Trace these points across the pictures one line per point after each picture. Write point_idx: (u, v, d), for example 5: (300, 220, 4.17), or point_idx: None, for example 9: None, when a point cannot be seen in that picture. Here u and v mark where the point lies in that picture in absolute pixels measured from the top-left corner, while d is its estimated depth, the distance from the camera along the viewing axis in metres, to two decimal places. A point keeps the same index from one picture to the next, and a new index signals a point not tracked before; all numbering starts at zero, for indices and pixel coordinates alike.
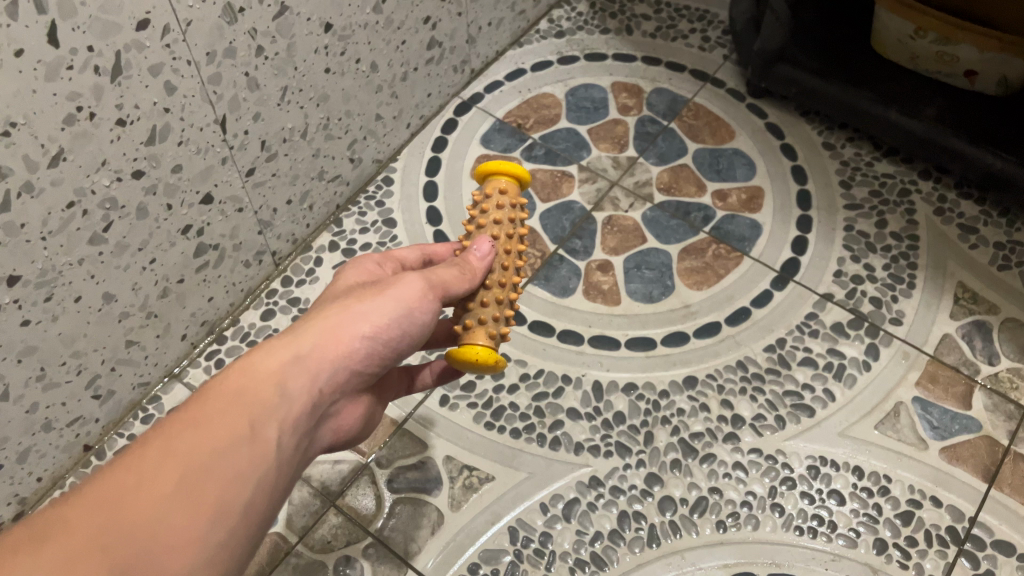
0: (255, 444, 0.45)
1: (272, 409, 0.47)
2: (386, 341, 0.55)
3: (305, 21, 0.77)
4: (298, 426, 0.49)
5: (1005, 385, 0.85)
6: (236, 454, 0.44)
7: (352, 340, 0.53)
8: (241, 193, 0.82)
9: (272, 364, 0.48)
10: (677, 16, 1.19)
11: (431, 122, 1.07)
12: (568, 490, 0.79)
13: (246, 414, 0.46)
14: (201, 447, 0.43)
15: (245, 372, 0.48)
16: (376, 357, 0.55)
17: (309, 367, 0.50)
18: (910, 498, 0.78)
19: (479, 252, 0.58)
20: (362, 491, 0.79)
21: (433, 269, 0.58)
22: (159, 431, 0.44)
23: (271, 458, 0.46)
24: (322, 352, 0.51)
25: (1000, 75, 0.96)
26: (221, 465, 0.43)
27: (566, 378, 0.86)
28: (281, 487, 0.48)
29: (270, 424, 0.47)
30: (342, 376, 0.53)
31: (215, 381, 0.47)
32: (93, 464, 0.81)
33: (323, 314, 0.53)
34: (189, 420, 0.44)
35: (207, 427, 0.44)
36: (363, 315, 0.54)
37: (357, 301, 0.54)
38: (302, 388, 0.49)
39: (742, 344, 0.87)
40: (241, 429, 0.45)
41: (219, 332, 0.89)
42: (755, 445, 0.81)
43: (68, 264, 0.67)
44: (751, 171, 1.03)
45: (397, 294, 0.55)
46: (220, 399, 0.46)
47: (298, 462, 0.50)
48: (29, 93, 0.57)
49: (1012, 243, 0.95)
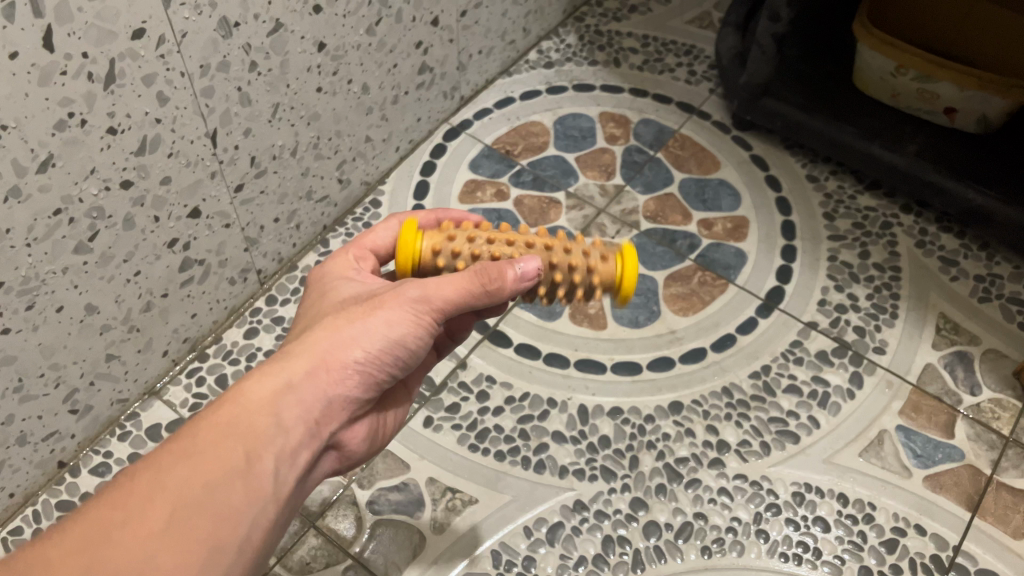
0: (250, 478, 0.44)
1: (267, 438, 0.46)
2: (380, 366, 0.52)
3: (299, 39, 0.78)
4: (296, 456, 0.47)
5: (987, 415, 0.86)
6: (231, 489, 0.43)
7: (344, 368, 0.50)
8: (229, 209, 0.82)
9: (264, 394, 0.47)
10: (664, 50, 1.22)
11: (420, 147, 1.07)
12: (552, 514, 0.78)
13: (241, 445, 0.45)
14: (194, 481, 0.42)
15: (237, 402, 0.46)
16: (372, 383, 0.53)
17: (303, 394, 0.48)
18: (894, 526, 0.78)
19: (522, 274, 0.54)
20: (342, 513, 0.78)
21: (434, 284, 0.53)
22: (150, 463, 0.42)
23: (268, 490, 0.45)
24: (317, 379, 0.49)
25: (979, 113, 0.99)
26: (216, 499, 0.42)
27: (552, 401, 0.85)
28: (280, 517, 0.47)
29: (265, 456, 0.45)
30: (339, 402, 0.51)
31: (207, 411, 0.46)
32: (67, 481, 0.79)
33: (314, 336, 0.51)
34: (181, 451, 0.43)
35: (200, 459, 0.43)
36: (354, 341, 0.51)
37: (348, 323, 0.52)
38: (296, 416, 0.48)
39: (728, 370, 0.88)
40: (235, 460, 0.44)
41: (201, 350, 0.88)
42: (740, 471, 0.81)
43: (52, 273, 0.67)
44: (736, 201, 1.04)
45: (389, 318, 0.52)
46: (212, 431, 0.45)
47: (296, 490, 0.49)
48: (22, 97, 0.57)
49: (992, 276, 0.97)
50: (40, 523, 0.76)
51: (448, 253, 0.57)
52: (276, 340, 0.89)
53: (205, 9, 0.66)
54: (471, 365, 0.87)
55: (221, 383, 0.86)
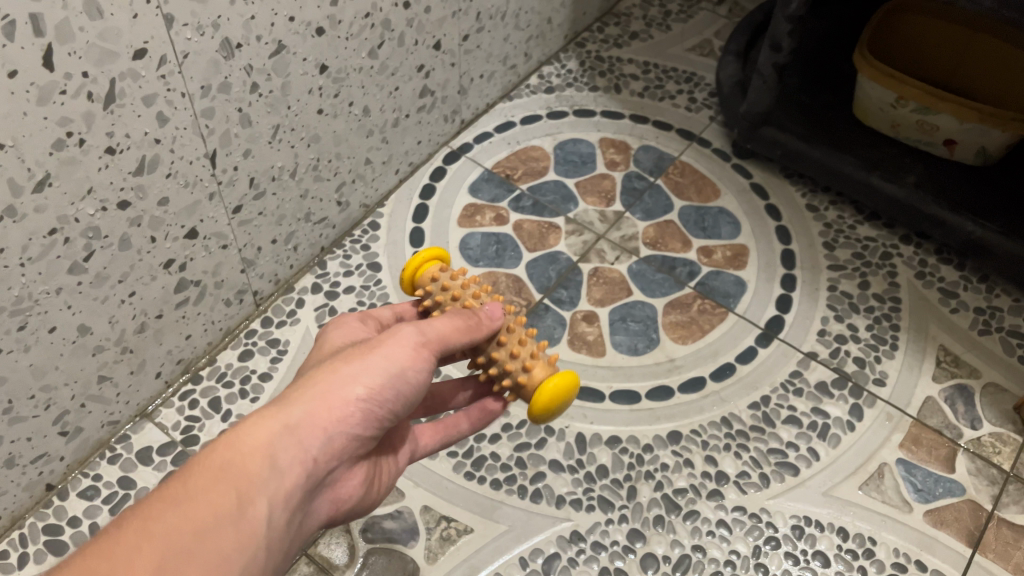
0: (240, 526, 0.42)
1: (261, 483, 0.44)
2: (383, 402, 0.51)
3: (301, 61, 0.77)
4: (290, 501, 0.45)
5: (988, 449, 0.85)
6: (219, 536, 0.41)
7: (345, 404, 0.49)
8: (227, 230, 0.81)
9: (260, 439, 0.45)
10: (665, 77, 1.22)
11: (420, 169, 1.07)
12: (549, 545, 0.77)
13: (232, 491, 0.43)
14: (182, 528, 0.40)
15: (231, 445, 0.44)
16: (376, 421, 0.51)
17: (301, 436, 0.47)
18: (895, 562, 0.77)
19: (490, 313, 0.58)
20: (335, 541, 0.76)
21: (428, 325, 0.55)
22: (138, 509, 0.41)
23: (258, 538, 0.43)
24: (317, 419, 0.48)
25: (978, 145, 0.99)
26: (202, 547, 0.40)
27: (550, 429, 0.84)
28: (271, 564, 0.45)
29: (258, 502, 0.43)
30: (340, 444, 0.49)
31: (202, 452, 0.44)
32: (55, 504, 0.77)
33: (314, 378, 0.50)
34: (170, 496, 0.41)
35: (190, 504, 0.41)
36: (354, 376, 0.50)
37: (348, 362, 0.51)
38: (293, 461, 0.46)
39: (727, 401, 0.87)
40: (226, 508, 0.42)
41: (195, 372, 0.87)
42: (739, 503, 0.80)
43: (45, 293, 0.66)
44: (736, 229, 1.04)
45: (389, 352, 0.52)
46: (205, 475, 0.43)
47: (290, 540, 0.47)
48: (19, 115, 0.56)
49: (992, 308, 0.96)
50: (26, 547, 0.75)
51: (442, 284, 0.61)
52: (271, 364, 0.88)
53: (208, 30, 0.66)
54: None
55: (214, 406, 0.85)
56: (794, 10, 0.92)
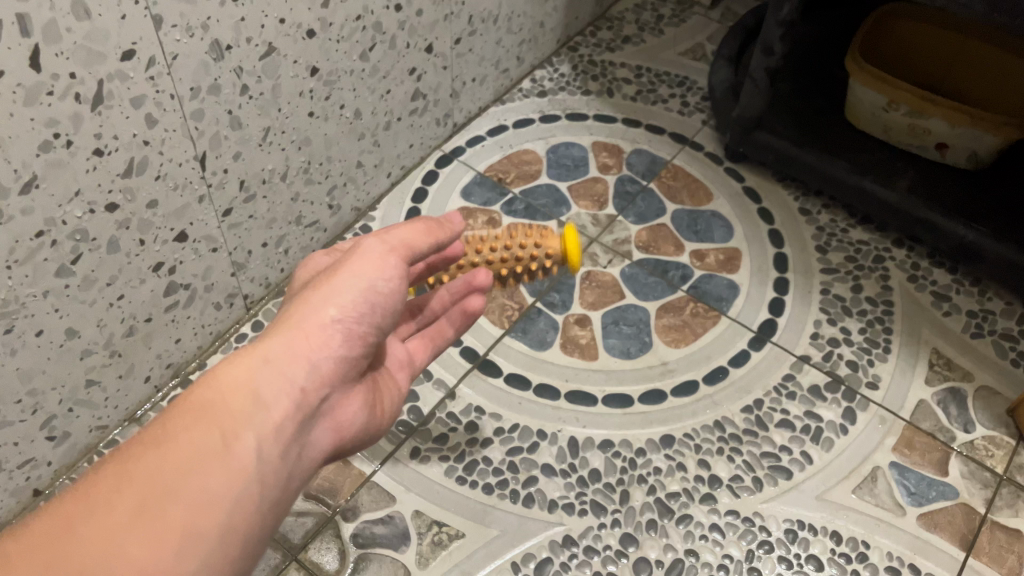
0: (229, 457, 0.42)
1: (245, 418, 0.44)
2: (360, 321, 0.50)
3: (292, 63, 0.77)
4: (282, 431, 0.45)
5: (981, 453, 0.85)
6: (208, 466, 0.42)
7: (321, 327, 0.49)
8: (217, 233, 0.80)
9: (238, 374, 0.45)
10: (658, 81, 1.22)
11: (412, 173, 1.07)
12: (541, 549, 0.76)
13: (215, 427, 0.43)
14: (169, 463, 0.41)
15: (212, 382, 0.44)
16: (358, 343, 0.51)
17: (280, 364, 0.46)
18: (888, 565, 0.77)
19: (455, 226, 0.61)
20: (325, 546, 0.76)
21: (388, 233, 0.55)
22: (124, 452, 0.41)
23: (249, 467, 0.43)
24: (294, 346, 0.47)
25: (970, 149, 0.99)
26: (195, 475, 0.41)
27: (542, 434, 0.84)
28: (279, 485, 0.45)
29: (246, 432, 0.43)
30: (324, 367, 0.49)
31: (184, 392, 0.44)
32: (42, 510, 0.77)
33: (289, 311, 0.50)
34: (151, 438, 0.42)
35: (177, 440, 0.42)
36: (328, 298, 0.50)
37: (320, 286, 0.50)
38: (277, 390, 0.46)
39: (720, 404, 0.86)
40: (211, 441, 0.42)
41: (185, 376, 0.86)
42: (732, 507, 0.80)
43: (32, 296, 0.65)
44: (728, 233, 1.03)
45: (355, 269, 0.51)
46: (188, 412, 0.43)
47: (297, 465, 0.47)
48: (6, 116, 0.56)
49: (984, 312, 0.96)
50: None
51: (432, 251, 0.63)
52: None
53: (197, 31, 0.65)
54: (460, 396, 0.86)
55: None
56: (785, 14, 0.92)
